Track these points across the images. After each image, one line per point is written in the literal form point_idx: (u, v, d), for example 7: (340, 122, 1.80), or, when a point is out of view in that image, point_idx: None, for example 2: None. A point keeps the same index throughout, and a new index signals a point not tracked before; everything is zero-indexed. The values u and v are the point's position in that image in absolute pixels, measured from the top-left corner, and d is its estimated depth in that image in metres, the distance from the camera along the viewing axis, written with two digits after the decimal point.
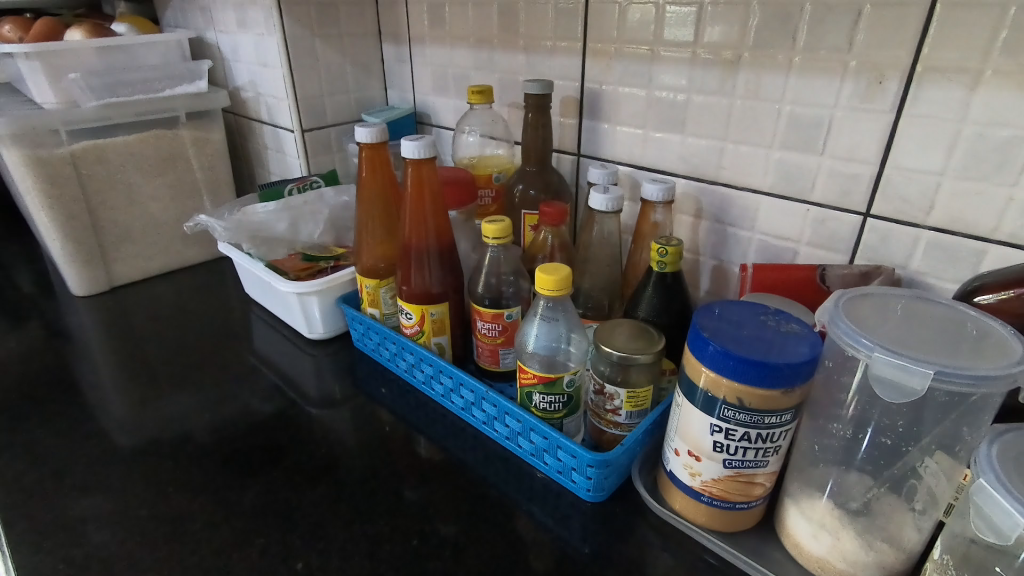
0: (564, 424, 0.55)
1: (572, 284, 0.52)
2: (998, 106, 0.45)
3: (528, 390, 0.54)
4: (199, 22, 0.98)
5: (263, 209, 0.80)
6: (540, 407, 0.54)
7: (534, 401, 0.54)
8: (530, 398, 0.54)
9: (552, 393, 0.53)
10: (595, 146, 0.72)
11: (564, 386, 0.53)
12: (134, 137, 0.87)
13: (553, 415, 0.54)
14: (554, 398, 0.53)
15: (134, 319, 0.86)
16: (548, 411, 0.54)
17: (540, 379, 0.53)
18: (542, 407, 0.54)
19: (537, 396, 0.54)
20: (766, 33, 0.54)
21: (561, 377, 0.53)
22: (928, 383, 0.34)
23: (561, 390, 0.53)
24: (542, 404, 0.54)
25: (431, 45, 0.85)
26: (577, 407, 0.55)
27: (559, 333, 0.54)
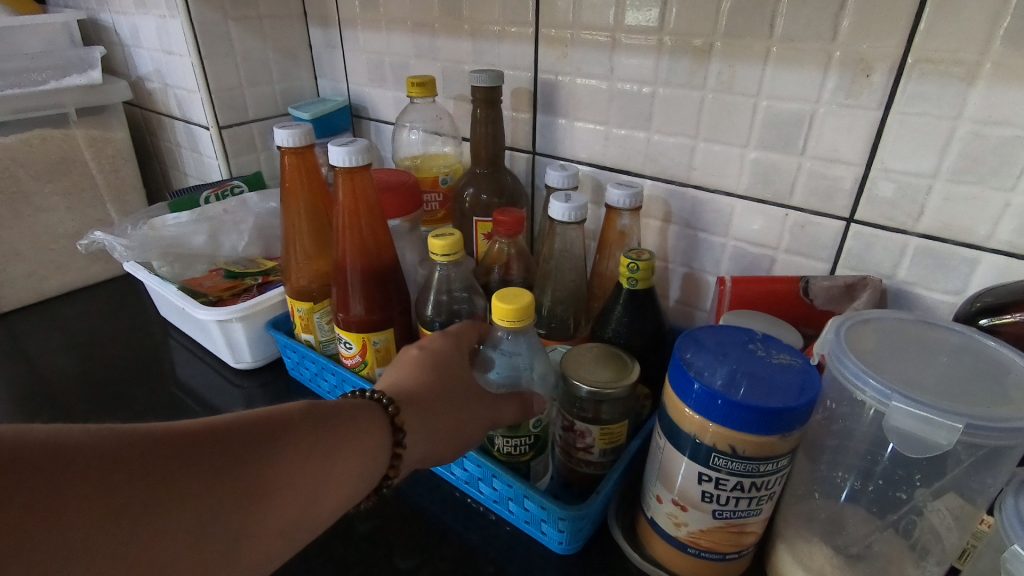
0: (531, 466, 0.48)
1: (535, 312, 0.45)
2: (997, 102, 0.40)
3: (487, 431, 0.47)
4: (91, 1, 0.85)
5: (174, 220, 0.69)
6: (503, 449, 0.48)
7: (496, 443, 0.48)
8: (491, 440, 0.48)
9: (516, 436, 0.47)
10: (551, 144, 0.65)
11: (530, 428, 0.47)
12: (12, 138, 0.74)
13: (518, 458, 0.48)
14: (519, 440, 0.47)
15: (26, 349, 0.74)
16: (513, 454, 0.48)
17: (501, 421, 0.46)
18: (506, 449, 0.47)
19: (500, 438, 0.47)
20: (740, 18, 0.48)
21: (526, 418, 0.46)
22: (955, 437, 0.29)
23: (527, 431, 0.47)
24: (505, 447, 0.47)
25: (364, 29, 0.76)
26: (546, 446, 0.49)
27: (521, 371, 0.48)
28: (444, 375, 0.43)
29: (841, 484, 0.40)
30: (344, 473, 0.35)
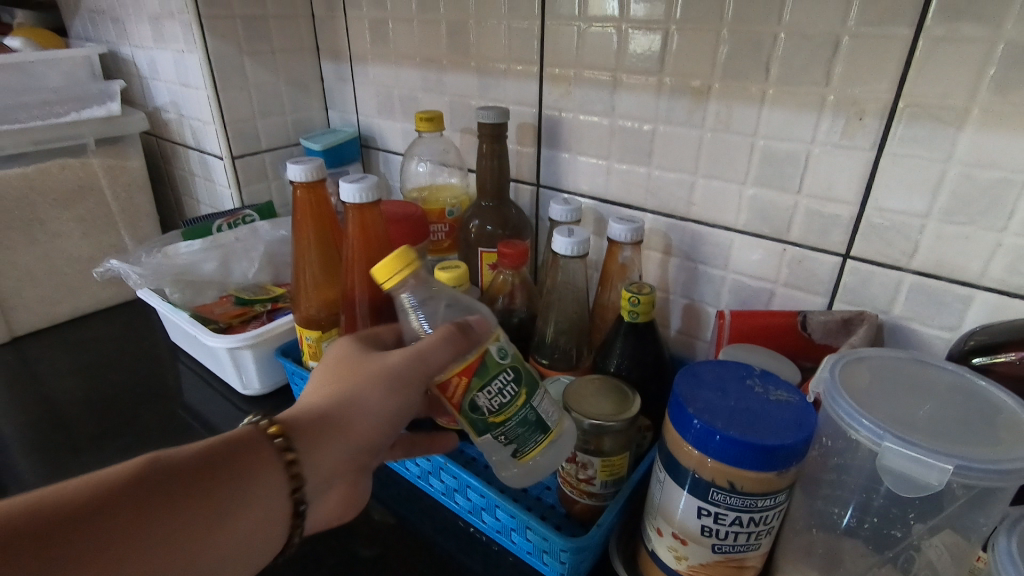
0: (534, 405, 0.43)
1: (410, 259, 0.44)
2: (985, 146, 0.42)
3: (465, 397, 0.41)
4: (112, 36, 0.88)
5: (187, 248, 0.71)
6: (494, 406, 0.41)
7: (483, 405, 0.41)
8: (475, 407, 0.41)
9: (490, 379, 0.41)
10: (555, 177, 0.67)
11: (498, 360, 0.42)
12: (32, 167, 0.76)
13: (514, 407, 0.42)
14: (501, 377, 0.42)
15: (39, 373, 0.76)
16: (506, 402, 0.42)
17: (467, 373, 0.41)
18: (497, 403, 0.41)
19: (483, 395, 0.41)
20: (736, 62, 0.50)
21: (486, 353, 0.41)
22: (946, 478, 0.30)
23: (500, 363, 0.42)
24: (494, 401, 0.41)
25: (374, 64, 0.78)
26: (532, 380, 0.43)
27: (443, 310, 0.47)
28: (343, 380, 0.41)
29: (838, 519, 0.40)
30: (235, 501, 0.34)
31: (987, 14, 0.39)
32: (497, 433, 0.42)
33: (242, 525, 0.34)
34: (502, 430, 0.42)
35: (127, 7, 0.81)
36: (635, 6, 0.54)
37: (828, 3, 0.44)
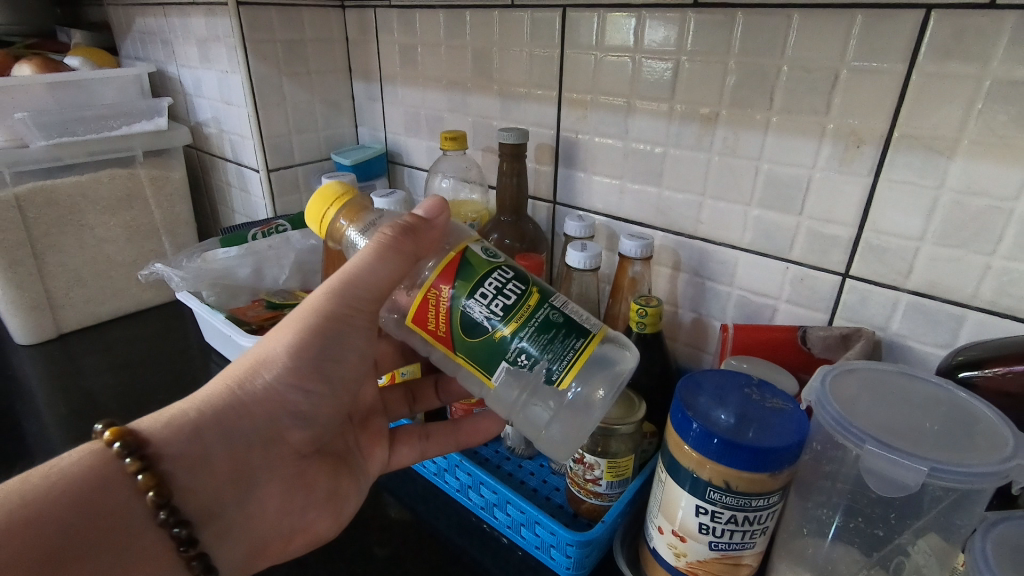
0: (547, 307, 0.41)
1: (319, 192, 0.48)
2: (975, 175, 0.44)
3: (458, 310, 0.41)
4: (160, 55, 0.94)
5: (224, 253, 0.76)
6: (492, 313, 0.41)
7: (479, 314, 0.41)
8: (470, 319, 0.41)
9: (482, 280, 0.41)
10: (571, 195, 0.70)
11: (484, 260, 0.42)
12: (85, 177, 0.82)
13: (515, 313, 0.41)
14: (491, 281, 0.41)
15: (82, 367, 0.81)
16: (508, 303, 0.41)
17: (450, 280, 0.41)
18: (494, 308, 0.41)
19: (475, 302, 0.41)
20: (743, 92, 0.54)
21: (465, 258, 0.42)
22: (921, 480, 0.34)
23: (485, 266, 0.42)
24: (490, 308, 0.41)
25: (403, 85, 0.83)
26: (533, 286, 0.42)
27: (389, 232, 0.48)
28: (230, 371, 0.44)
29: (830, 523, 0.43)
30: (72, 529, 0.35)
31: (975, 54, 0.42)
32: (512, 341, 0.40)
33: (109, 542, 0.36)
34: (516, 341, 0.40)
35: (177, 29, 0.88)
36: (650, 38, 0.58)
37: (828, 39, 0.48)
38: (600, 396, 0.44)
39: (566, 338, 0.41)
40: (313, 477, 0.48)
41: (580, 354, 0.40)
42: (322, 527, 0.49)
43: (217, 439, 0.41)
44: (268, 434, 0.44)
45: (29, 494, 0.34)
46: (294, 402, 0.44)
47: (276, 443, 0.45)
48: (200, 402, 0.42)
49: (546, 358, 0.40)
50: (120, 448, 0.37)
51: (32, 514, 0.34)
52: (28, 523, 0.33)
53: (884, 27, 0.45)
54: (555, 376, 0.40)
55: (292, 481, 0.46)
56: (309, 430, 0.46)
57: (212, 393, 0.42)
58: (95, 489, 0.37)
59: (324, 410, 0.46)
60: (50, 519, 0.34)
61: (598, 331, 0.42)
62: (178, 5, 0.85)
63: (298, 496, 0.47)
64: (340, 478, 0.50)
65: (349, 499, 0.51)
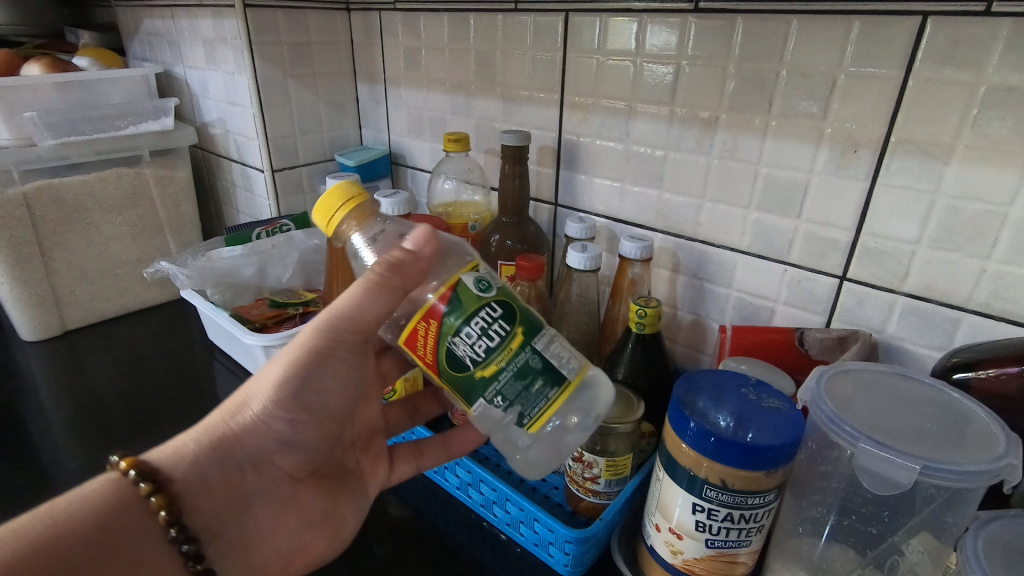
0: (529, 349, 0.41)
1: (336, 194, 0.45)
2: (970, 180, 0.45)
3: (444, 344, 0.41)
4: (167, 56, 0.95)
5: (228, 253, 0.76)
6: (476, 353, 0.41)
7: (463, 352, 0.41)
8: (455, 355, 0.41)
9: (469, 317, 0.41)
10: (572, 197, 0.71)
11: (476, 295, 0.41)
12: (92, 176, 0.83)
13: (498, 357, 0.41)
14: (477, 319, 0.41)
15: (87, 364, 0.82)
16: (493, 342, 0.41)
17: (440, 312, 0.41)
18: (477, 348, 0.41)
19: (461, 340, 0.41)
20: (742, 96, 0.54)
21: (460, 287, 0.41)
22: (914, 477, 0.34)
23: (475, 303, 0.41)
24: (474, 348, 0.41)
25: (407, 87, 0.84)
26: (522, 321, 0.42)
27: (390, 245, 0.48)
28: (224, 404, 0.47)
29: (825, 522, 0.43)
30: (94, 551, 0.36)
31: (969, 61, 0.43)
32: (489, 384, 0.41)
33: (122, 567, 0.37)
34: (493, 384, 0.41)
35: (184, 31, 0.89)
36: (651, 42, 0.59)
37: (826, 45, 0.48)
38: (574, 423, 0.45)
39: (543, 386, 0.41)
40: (310, 499, 0.49)
41: (553, 402, 0.41)
42: (320, 547, 0.49)
43: (212, 465, 0.44)
44: (258, 459, 0.45)
45: (54, 519, 0.36)
46: (280, 430, 0.46)
47: (268, 468, 0.46)
48: (194, 433, 0.44)
49: (517, 405, 0.41)
50: (132, 474, 0.39)
51: (59, 536, 0.36)
52: (57, 543, 0.35)
53: (882, 33, 0.46)
54: (523, 422, 0.41)
55: (289, 503, 0.48)
56: (298, 455, 0.48)
57: (205, 425, 0.45)
58: (113, 514, 0.39)
59: (311, 435, 0.48)
60: (75, 539, 0.36)
61: (576, 377, 0.42)
62: (186, 8, 0.86)
63: (296, 517, 0.48)
64: (338, 500, 0.51)
65: (346, 519, 0.51)
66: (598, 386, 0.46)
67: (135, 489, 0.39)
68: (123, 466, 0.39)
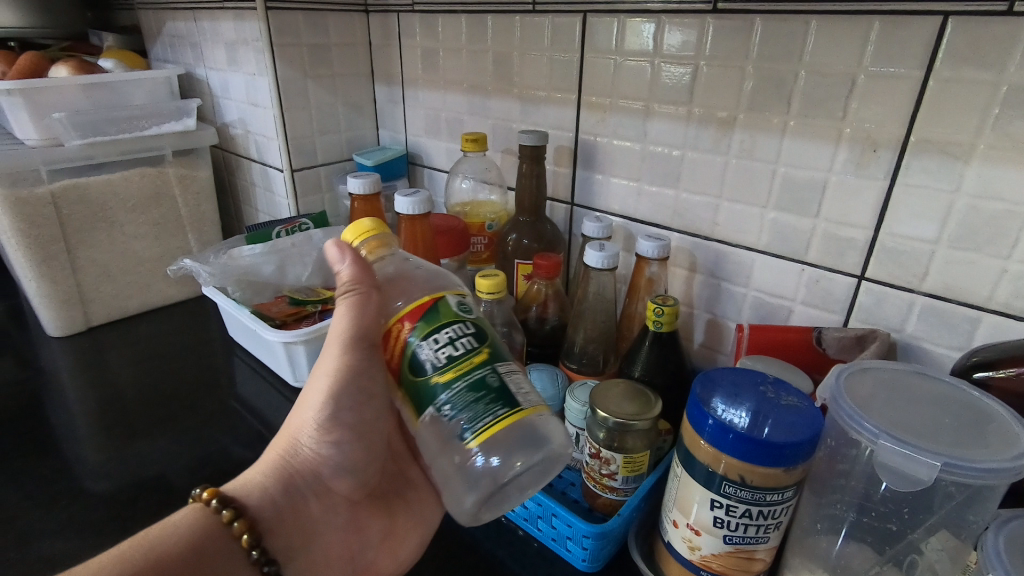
0: (488, 368, 0.42)
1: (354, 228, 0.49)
2: (991, 179, 0.45)
3: (412, 348, 0.43)
4: (189, 58, 0.97)
5: (249, 252, 0.78)
6: (437, 359, 0.42)
7: (426, 357, 0.42)
8: (420, 359, 0.42)
9: (441, 326, 0.43)
10: (588, 197, 0.72)
11: (455, 311, 0.44)
12: (117, 176, 0.85)
13: (458, 365, 0.41)
14: (448, 330, 0.42)
15: (111, 359, 0.84)
16: (455, 352, 0.42)
17: (417, 321, 0.43)
18: (440, 355, 0.42)
19: (427, 345, 0.42)
20: (761, 96, 0.55)
21: (446, 302, 0.44)
22: (935, 474, 0.35)
23: (451, 316, 0.43)
24: (437, 353, 0.42)
25: (424, 87, 0.85)
26: (490, 345, 0.43)
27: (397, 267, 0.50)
28: (278, 441, 0.49)
29: (844, 520, 0.43)
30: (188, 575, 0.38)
31: (991, 60, 0.43)
32: (441, 392, 0.41)
33: None
34: (446, 392, 0.41)
35: (206, 33, 0.90)
36: (668, 42, 0.59)
37: (845, 44, 0.49)
38: (519, 467, 0.41)
39: (492, 402, 0.40)
40: (370, 519, 0.50)
41: (501, 420, 0.40)
42: (385, 564, 0.50)
43: (278, 493, 0.46)
44: (316, 485, 0.47)
45: (153, 544, 0.38)
46: (330, 455, 0.47)
47: (326, 493, 0.48)
48: (256, 469, 0.47)
49: (463, 416, 0.40)
50: (214, 502, 0.42)
51: (159, 559, 0.38)
52: (159, 564, 0.37)
53: (902, 33, 0.46)
54: (464, 436, 0.40)
55: (351, 524, 0.49)
56: (352, 477, 0.49)
57: (265, 461, 0.47)
58: (202, 539, 0.41)
59: (360, 456, 0.49)
60: (168, 563, 0.38)
61: (529, 409, 0.41)
62: (208, 10, 0.87)
63: (359, 536, 0.50)
64: (396, 519, 0.52)
65: (408, 537, 0.52)
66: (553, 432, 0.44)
67: (218, 516, 0.41)
68: (206, 495, 0.42)
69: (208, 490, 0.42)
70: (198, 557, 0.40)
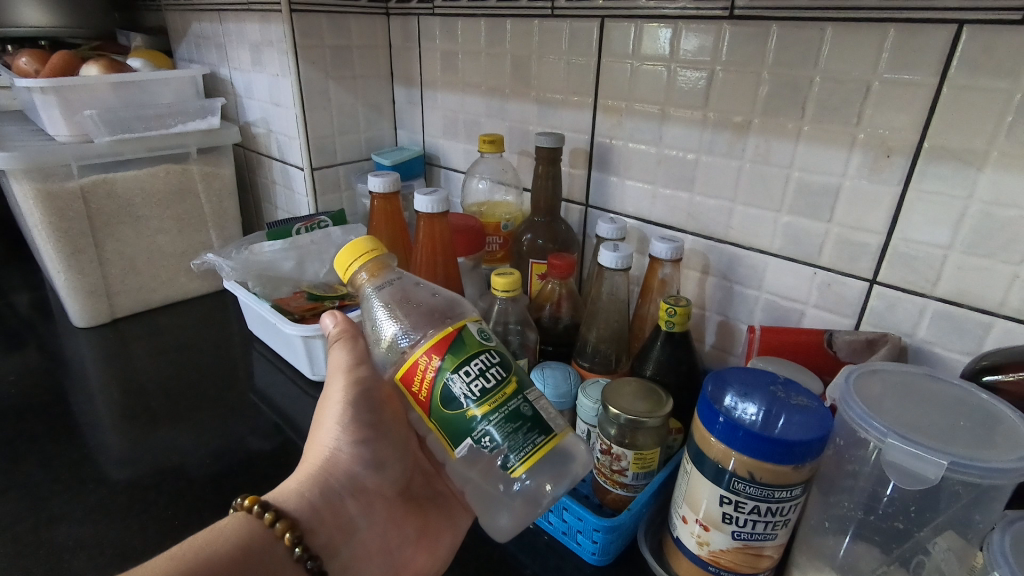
0: (520, 401, 0.44)
1: (352, 253, 0.49)
2: (1005, 186, 0.45)
3: (441, 381, 0.44)
4: (214, 59, 1.00)
5: (270, 248, 0.80)
6: (471, 391, 0.43)
7: (460, 390, 0.43)
8: (452, 392, 0.43)
9: (470, 359, 0.44)
10: (603, 199, 0.73)
11: (479, 342, 0.45)
12: (143, 172, 0.87)
13: (492, 397, 0.43)
14: (476, 362, 0.44)
15: (134, 350, 0.86)
16: (486, 388, 0.43)
17: (442, 352, 0.44)
18: (473, 388, 0.43)
19: (458, 378, 0.43)
20: (777, 101, 0.55)
21: (467, 333, 0.45)
22: (941, 473, 0.36)
23: (476, 347, 0.45)
24: (470, 386, 0.43)
25: (443, 90, 0.86)
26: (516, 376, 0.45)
27: (402, 292, 0.51)
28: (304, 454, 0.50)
29: (852, 519, 0.44)
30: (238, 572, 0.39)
31: (1006, 68, 0.44)
32: (480, 423, 0.43)
33: None
34: (484, 424, 0.43)
35: (231, 34, 0.92)
36: (684, 47, 0.60)
37: (860, 51, 0.49)
38: (549, 489, 0.47)
39: (529, 432, 0.43)
40: (404, 516, 0.52)
41: (538, 449, 0.43)
42: (421, 561, 0.51)
43: (316, 495, 0.47)
44: (350, 485, 0.49)
45: (203, 543, 0.40)
46: (360, 454, 0.49)
47: (360, 492, 0.50)
48: (289, 476, 0.48)
49: (505, 445, 0.42)
50: (255, 508, 0.43)
51: (207, 558, 0.39)
52: (208, 563, 0.38)
53: (918, 41, 0.47)
54: (509, 464, 0.43)
55: (387, 522, 0.51)
56: (383, 475, 0.51)
57: (297, 472, 0.48)
58: (247, 538, 0.42)
59: (387, 453, 0.51)
60: (219, 560, 0.39)
61: (560, 433, 0.45)
62: (234, 12, 0.89)
63: (395, 533, 0.51)
64: (428, 516, 0.54)
65: (441, 535, 0.53)
66: (577, 453, 0.49)
67: (260, 519, 0.43)
68: (247, 502, 0.42)
69: (249, 496, 0.43)
70: (245, 554, 0.41)
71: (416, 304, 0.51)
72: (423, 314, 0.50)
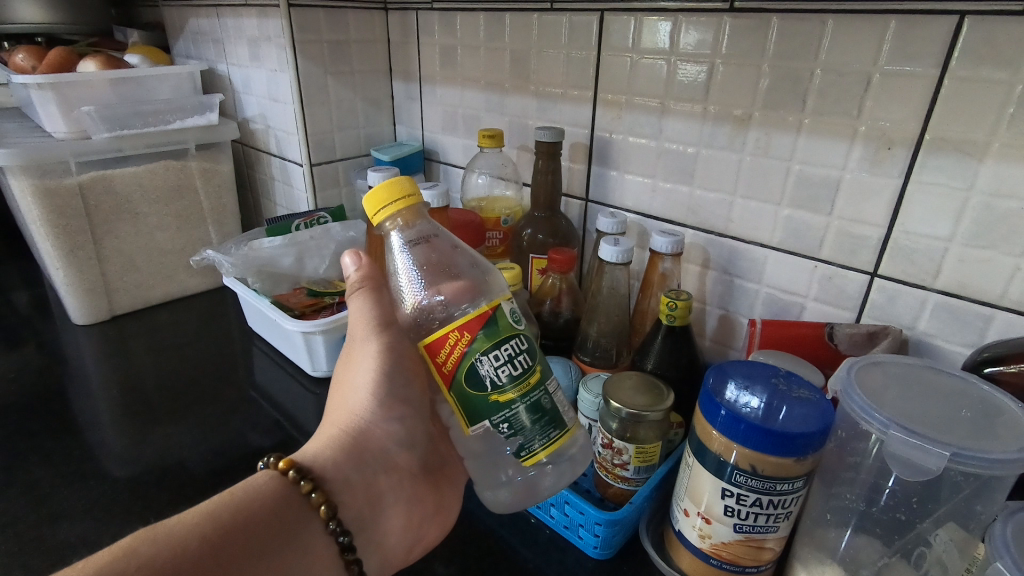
0: (538, 390, 0.44)
1: (388, 199, 0.45)
2: (1006, 178, 0.45)
3: (469, 360, 0.43)
4: (212, 54, 0.99)
5: (270, 243, 0.79)
6: (498, 377, 0.43)
7: (486, 373, 0.43)
8: (477, 373, 0.43)
9: (504, 341, 0.43)
10: (603, 193, 0.73)
11: (512, 324, 0.44)
12: (142, 169, 0.87)
13: (518, 385, 0.43)
14: (508, 346, 0.43)
15: (133, 346, 0.86)
16: (506, 375, 0.43)
17: (475, 333, 0.43)
18: (500, 373, 0.43)
19: (487, 360, 0.43)
20: (777, 94, 0.55)
21: (503, 313, 0.44)
22: (943, 464, 0.36)
23: (509, 330, 0.44)
24: (498, 371, 0.43)
25: (442, 85, 0.86)
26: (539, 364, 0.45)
27: (436, 255, 0.49)
28: (333, 420, 0.49)
29: (854, 512, 0.44)
30: (272, 541, 0.40)
31: (1006, 60, 0.43)
32: (496, 409, 0.43)
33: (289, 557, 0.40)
34: (504, 410, 0.43)
35: (228, 30, 0.92)
36: (684, 41, 0.60)
37: (861, 44, 0.49)
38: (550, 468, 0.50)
39: (545, 426, 0.45)
40: (423, 490, 0.52)
41: (552, 442, 0.45)
42: (435, 533, 0.52)
43: (353, 468, 0.46)
44: (383, 460, 0.49)
45: (241, 503, 0.40)
46: (393, 429, 0.50)
47: (391, 466, 0.50)
48: (319, 444, 0.47)
49: (520, 436, 0.44)
50: (291, 473, 0.42)
51: (244, 522, 0.39)
52: (244, 529, 0.39)
53: (919, 32, 0.46)
54: (521, 452, 0.44)
55: (411, 496, 0.50)
56: (410, 451, 0.52)
57: (329, 439, 0.47)
58: (283, 502, 0.42)
59: (418, 432, 0.52)
60: (254, 527, 0.39)
61: (573, 425, 0.47)
62: (231, 7, 0.89)
63: (417, 508, 0.51)
64: (442, 491, 0.54)
65: (452, 506, 0.54)
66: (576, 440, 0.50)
67: (297, 486, 0.42)
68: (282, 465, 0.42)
69: (284, 460, 0.43)
70: (281, 518, 0.41)
71: (444, 270, 0.49)
72: (451, 281, 0.48)
